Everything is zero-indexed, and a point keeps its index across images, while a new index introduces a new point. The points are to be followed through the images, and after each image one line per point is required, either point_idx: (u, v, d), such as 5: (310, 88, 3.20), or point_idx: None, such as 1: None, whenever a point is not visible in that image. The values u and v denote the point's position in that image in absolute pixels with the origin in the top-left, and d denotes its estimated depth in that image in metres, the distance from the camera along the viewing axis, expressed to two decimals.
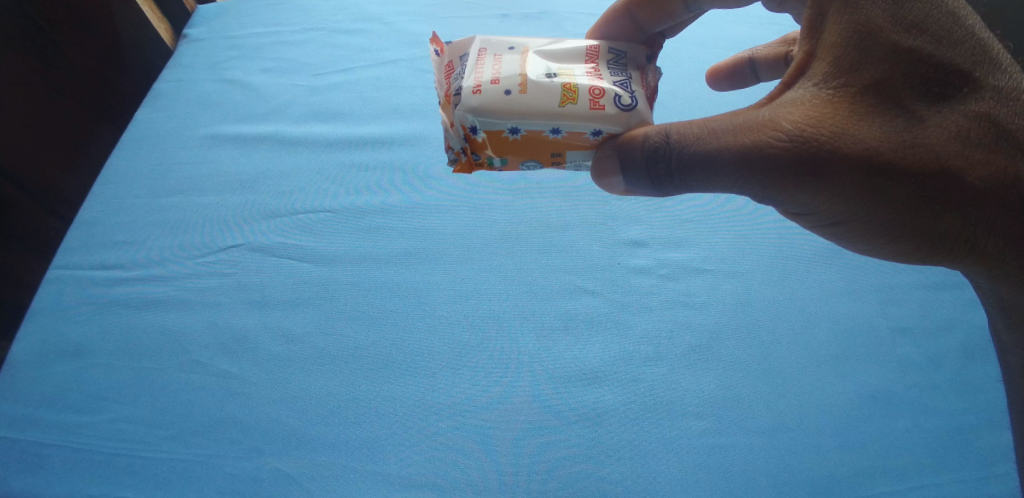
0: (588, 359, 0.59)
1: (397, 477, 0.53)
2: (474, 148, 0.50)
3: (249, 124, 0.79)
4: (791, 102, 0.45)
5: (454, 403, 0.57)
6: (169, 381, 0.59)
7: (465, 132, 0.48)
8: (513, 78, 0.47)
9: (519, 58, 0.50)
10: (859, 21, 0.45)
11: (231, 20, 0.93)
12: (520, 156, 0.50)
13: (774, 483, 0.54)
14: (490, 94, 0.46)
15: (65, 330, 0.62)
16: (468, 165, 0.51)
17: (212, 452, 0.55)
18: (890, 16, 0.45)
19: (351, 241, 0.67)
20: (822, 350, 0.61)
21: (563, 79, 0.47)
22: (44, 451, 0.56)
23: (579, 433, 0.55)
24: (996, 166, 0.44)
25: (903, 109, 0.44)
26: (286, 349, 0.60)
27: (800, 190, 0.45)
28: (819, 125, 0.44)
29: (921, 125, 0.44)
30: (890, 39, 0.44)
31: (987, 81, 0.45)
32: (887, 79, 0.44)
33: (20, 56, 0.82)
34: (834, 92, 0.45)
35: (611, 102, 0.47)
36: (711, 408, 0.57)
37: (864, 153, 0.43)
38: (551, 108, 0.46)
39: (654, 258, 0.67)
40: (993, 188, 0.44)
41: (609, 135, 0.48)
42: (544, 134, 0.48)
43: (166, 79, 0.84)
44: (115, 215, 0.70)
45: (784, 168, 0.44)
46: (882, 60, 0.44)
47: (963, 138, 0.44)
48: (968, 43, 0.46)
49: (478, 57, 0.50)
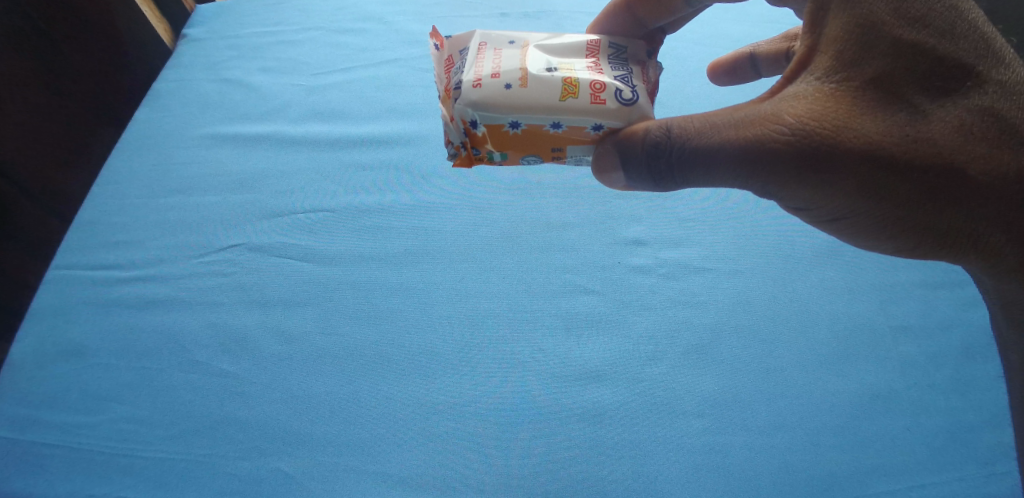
0: (588, 357, 0.59)
1: (398, 476, 0.53)
2: (474, 143, 0.49)
3: (249, 124, 0.78)
4: (792, 97, 0.45)
5: (454, 402, 0.57)
6: (169, 380, 0.59)
7: (465, 126, 0.48)
8: (513, 72, 0.47)
9: (519, 52, 0.49)
10: (860, 16, 0.44)
11: (230, 19, 0.93)
12: (520, 152, 0.50)
13: (775, 482, 0.54)
14: (489, 88, 0.46)
15: (67, 331, 0.62)
16: (468, 160, 0.51)
17: (213, 452, 0.55)
18: (891, 10, 0.45)
19: (351, 241, 0.67)
20: (823, 349, 0.61)
21: (563, 74, 0.47)
22: (46, 451, 0.56)
23: (580, 431, 0.55)
24: (1000, 160, 0.43)
25: (904, 104, 0.44)
26: (286, 349, 0.60)
27: (801, 185, 0.45)
28: (820, 120, 0.43)
29: (922, 120, 0.43)
30: (892, 33, 0.44)
31: (990, 76, 0.45)
32: (889, 73, 0.44)
33: (19, 58, 0.82)
34: (835, 86, 0.44)
35: (612, 96, 0.46)
36: (712, 408, 0.57)
37: (864, 148, 0.43)
38: (551, 102, 0.46)
39: (655, 257, 0.66)
40: (995, 183, 0.43)
41: (609, 130, 0.47)
42: (544, 129, 0.47)
43: (166, 79, 0.84)
44: (115, 215, 0.70)
45: (785, 163, 0.44)
46: (883, 54, 0.44)
47: (965, 132, 0.43)
48: (970, 37, 0.45)
49: (477, 52, 0.50)
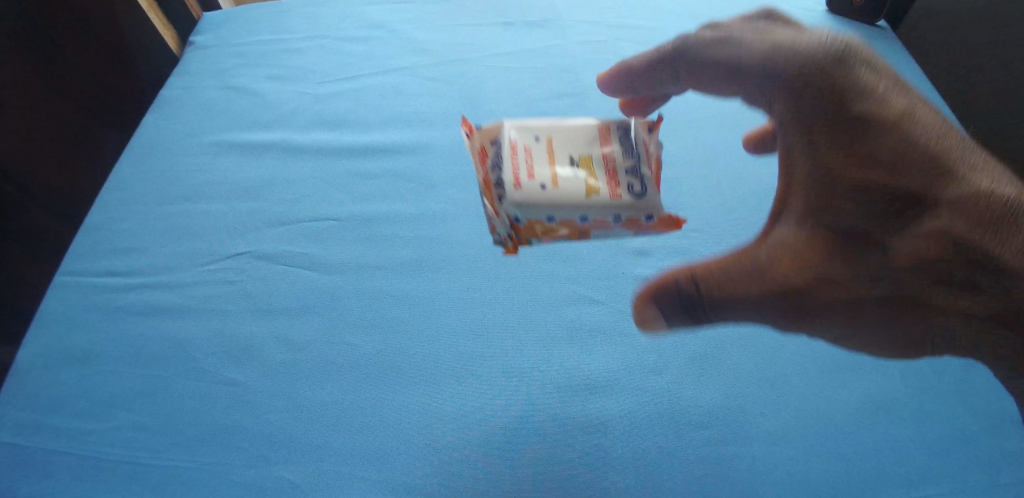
0: (593, 369, 0.59)
1: (404, 485, 0.53)
2: (518, 233, 0.62)
3: (255, 131, 0.79)
4: (778, 244, 0.52)
5: (459, 411, 0.57)
6: (175, 387, 0.59)
7: (510, 221, 0.60)
8: (546, 175, 0.58)
9: (546, 151, 0.60)
10: (821, 174, 0.52)
11: (237, 27, 0.93)
12: (554, 234, 0.62)
13: (779, 494, 0.54)
14: (529, 190, 0.57)
15: (74, 337, 0.63)
16: (514, 248, 0.64)
17: (219, 459, 0.55)
18: (857, 167, 0.51)
19: (357, 249, 0.68)
20: (827, 360, 0.60)
21: (585, 173, 0.58)
22: (52, 457, 0.56)
23: (584, 441, 0.55)
24: (962, 300, 0.47)
25: (866, 249, 0.50)
26: (292, 357, 0.60)
27: (783, 319, 0.52)
28: (796, 274, 0.50)
29: (880, 259, 0.49)
30: (851, 186, 0.51)
31: (943, 199, 0.49)
32: (853, 228, 0.50)
33: (23, 61, 0.89)
34: (813, 234, 0.51)
35: (626, 183, 0.58)
36: (716, 418, 0.57)
37: (829, 295, 0.50)
38: (580, 199, 0.57)
39: (659, 267, 0.66)
40: (959, 300, 0.47)
41: (627, 218, 0.59)
42: (575, 220, 0.58)
43: (174, 86, 0.85)
44: (123, 222, 0.71)
45: (765, 311, 0.52)
46: (847, 209, 0.51)
47: (930, 271, 0.48)
48: (930, 177, 0.49)
49: (511, 150, 0.59)
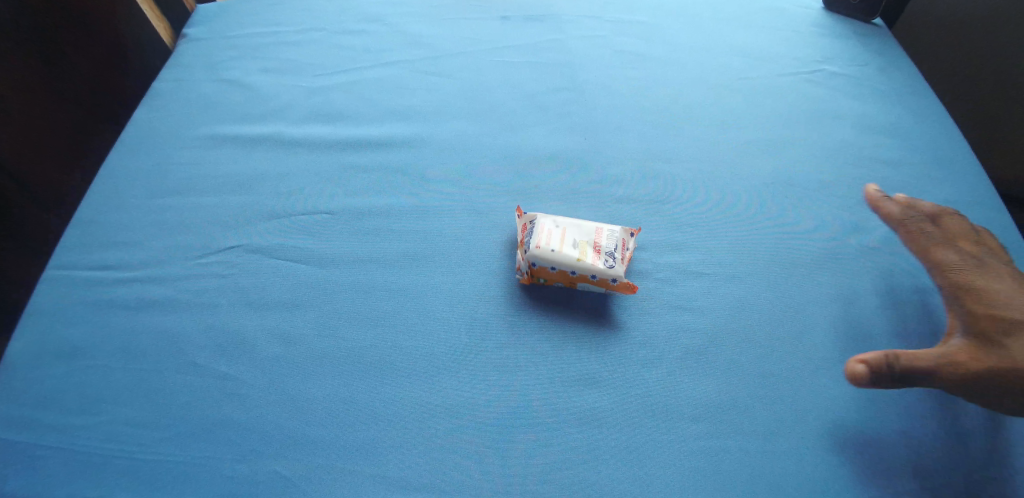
0: (587, 364, 0.59)
1: (397, 478, 0.53)
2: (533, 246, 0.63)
3: (249, 125, 0.79)
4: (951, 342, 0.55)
5: (453, 406, 0.57)
6: (168, 381, 0.59)
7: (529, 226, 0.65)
8: None
9: None
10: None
11: (230, 19, 0.93)
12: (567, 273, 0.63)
13: (772, 487, 0.53)
14: None
15: (65, 331, 0.62)
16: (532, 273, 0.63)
17: (210, 453, 0.55)
18: None
19: (351, 243, 0.67)
20: (820, 355, 0.61)
21: None
22: (42, 451, 0.56)
23: (578, 435, 0.55)
24: None
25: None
26: (285, 351, 0.60)
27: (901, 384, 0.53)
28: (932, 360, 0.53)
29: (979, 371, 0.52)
30: None
31: None
32: None
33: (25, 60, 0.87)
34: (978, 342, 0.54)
35: (606, 255, 0.62)
36: (710, 412, 0.57)
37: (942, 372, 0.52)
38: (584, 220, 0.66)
39: (653, 262, 0.66)
40: None
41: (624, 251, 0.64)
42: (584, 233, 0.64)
43: (167, 79, 0.84)
44: (115, 216, 0.70)
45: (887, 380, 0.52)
46: None
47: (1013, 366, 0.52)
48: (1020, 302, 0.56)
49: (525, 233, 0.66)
